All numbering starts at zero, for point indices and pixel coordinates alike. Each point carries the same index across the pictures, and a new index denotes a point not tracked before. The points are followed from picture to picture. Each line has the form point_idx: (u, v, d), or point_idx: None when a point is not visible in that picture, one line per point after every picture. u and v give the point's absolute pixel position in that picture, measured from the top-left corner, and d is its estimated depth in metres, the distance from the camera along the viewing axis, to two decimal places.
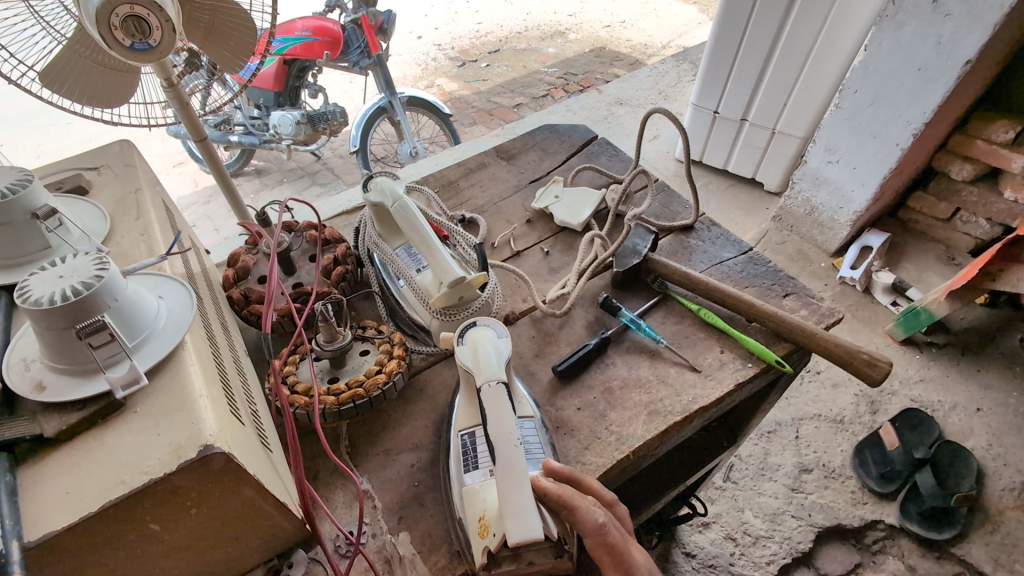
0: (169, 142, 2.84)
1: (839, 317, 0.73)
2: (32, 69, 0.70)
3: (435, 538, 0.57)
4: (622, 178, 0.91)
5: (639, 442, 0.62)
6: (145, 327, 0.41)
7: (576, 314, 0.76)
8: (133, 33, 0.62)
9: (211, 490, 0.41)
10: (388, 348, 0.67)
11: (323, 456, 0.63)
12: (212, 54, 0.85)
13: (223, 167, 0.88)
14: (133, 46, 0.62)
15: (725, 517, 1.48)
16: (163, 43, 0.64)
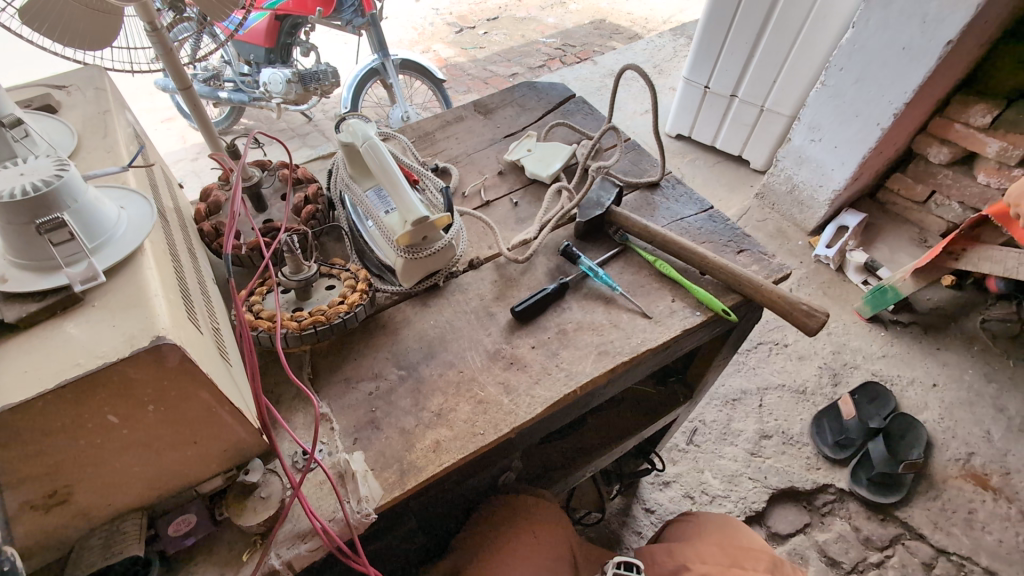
0: (156, 95, 2.79)
1: (787, 272, 0.76)
2: (10, 6, 0.69)
3: (388, 457, 0.61)
4: (593, 135, 0.93)
5: (586, 378, 0.66)
6: (104, 230, 0.43)
7: (538, 260, 0.79)
8: None
9: (166, 387, 0.44)
10: (352, 283, 0.69)
11: (286, 382, 0.66)
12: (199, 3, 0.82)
13: (210, 121, 0.88)
14: None
15: (685, 477, 1.54)
16: None
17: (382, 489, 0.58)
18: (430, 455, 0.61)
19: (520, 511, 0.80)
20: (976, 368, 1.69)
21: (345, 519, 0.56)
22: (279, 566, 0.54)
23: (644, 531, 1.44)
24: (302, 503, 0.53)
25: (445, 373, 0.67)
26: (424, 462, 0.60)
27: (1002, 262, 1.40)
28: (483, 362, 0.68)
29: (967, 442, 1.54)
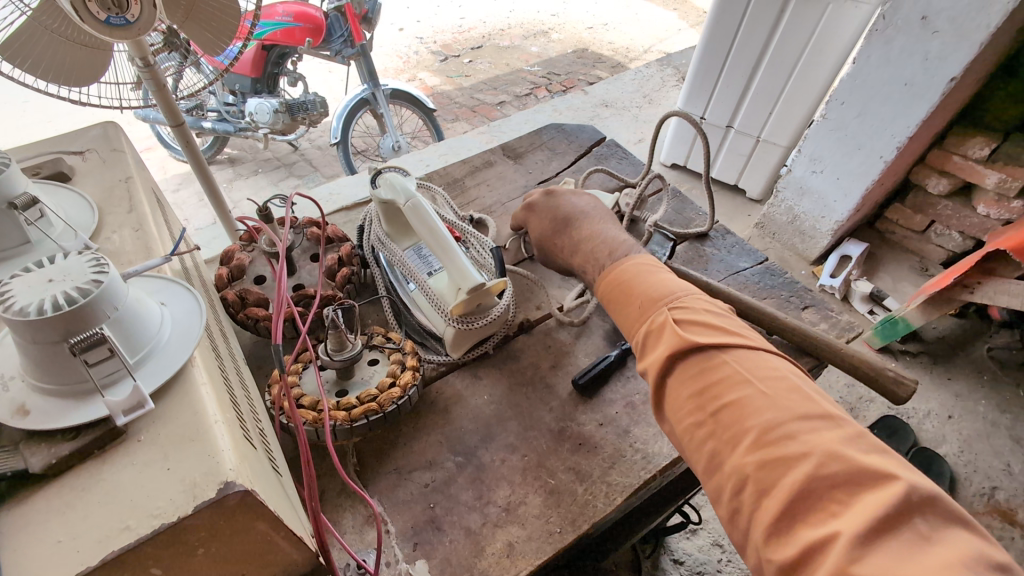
0: (135, 126, 2.67)
1: (858, 331, 0.72)
2: None
3: (455, 566, 0.53)
4: (635, 183, 0.89)
5: (665, 461, 0.60)
6: (147, 338, 0.36)
7: (593, 322, 0.74)
8: (109, 7, 0.53)
9: (222, 527, 0.36)
10: (400, 359, 0.62)
11: (329, 475, 0.59)
12: (190, 34, 0.72)
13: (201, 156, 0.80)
14: (109, 20, 0.54)
15: (712, 523, 1.47)
16: (142, 19, 0.56)
17: None
18: (503, 561, 0.53)
19: None
20: (988, 398, 1.69)
21: None
22: None
23: None
24: None
25: (508, 459, 0.60)
26: (498, 571, 0.52)
27: (1018, 295, 1.40)
28: (548, 444, 0.61)
29: (989, 476, 1.52)
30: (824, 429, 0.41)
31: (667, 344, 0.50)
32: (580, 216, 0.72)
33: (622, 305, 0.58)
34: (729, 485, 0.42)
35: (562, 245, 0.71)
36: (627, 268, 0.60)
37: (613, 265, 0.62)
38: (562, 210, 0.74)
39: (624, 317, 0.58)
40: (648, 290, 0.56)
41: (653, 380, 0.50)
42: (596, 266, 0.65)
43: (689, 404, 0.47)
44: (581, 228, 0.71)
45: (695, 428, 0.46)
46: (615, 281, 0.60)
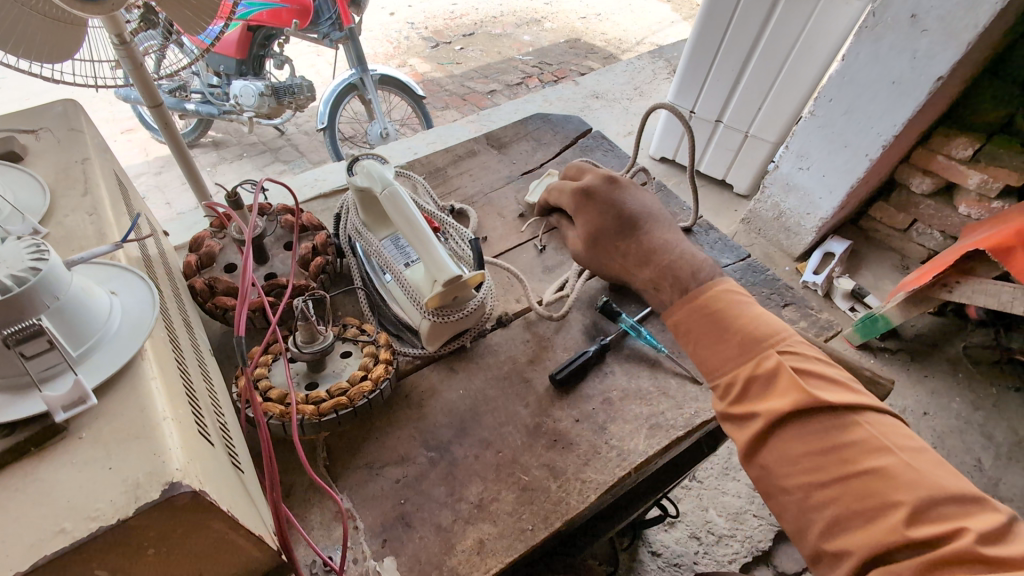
0: (114, 105, 2.60)
1: (837, 330, 0.72)
2: None
3: (424, 563, 0.52)
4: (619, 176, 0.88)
5: (641, 459, 0.59)
6: (94, 329, 0.34)
7: (573, 316, 0.73)
8: None
9: (174, 527, 0.35)
10: (373, 352, 0.61)
11: (298, 469, 0.57)
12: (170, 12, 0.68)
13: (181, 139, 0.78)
14: None
15: (690, 515, 1.48)
16: None
17: None
18: (473, 559, 0.52)
19: None
20: (963, 395, 1.72)
21: None
22: None
23: None
24: None
25: (482, 455, 0.59)
26: (468, 569, 0.51)
27: (996, 295, 1.41)
28: (523, 441, 0.60)
29: (961, 472, 1.55)
30: (974, 512, 0.40)
31: (787, 396, 0.48)
32: (644, 219, 0.69)
33: (716, 339, 0.55)
34: (855, 553, 0.41)
35: (625, 246, 0.68)
36: (725, 297, 0.57)
37: (706, 288, 0.59)
38: (622, 206, 0.69)
39: (719, 350, 0.55)
40: (752, 327, 0.54)
41: (761, 427, 0.48)
42: (675, 284, 0.62)
43: (808, 459, 0.46)
44: (647, 234, 0.68)
45: (816, 487, 0.45)
46: (713, 311, 0.56)
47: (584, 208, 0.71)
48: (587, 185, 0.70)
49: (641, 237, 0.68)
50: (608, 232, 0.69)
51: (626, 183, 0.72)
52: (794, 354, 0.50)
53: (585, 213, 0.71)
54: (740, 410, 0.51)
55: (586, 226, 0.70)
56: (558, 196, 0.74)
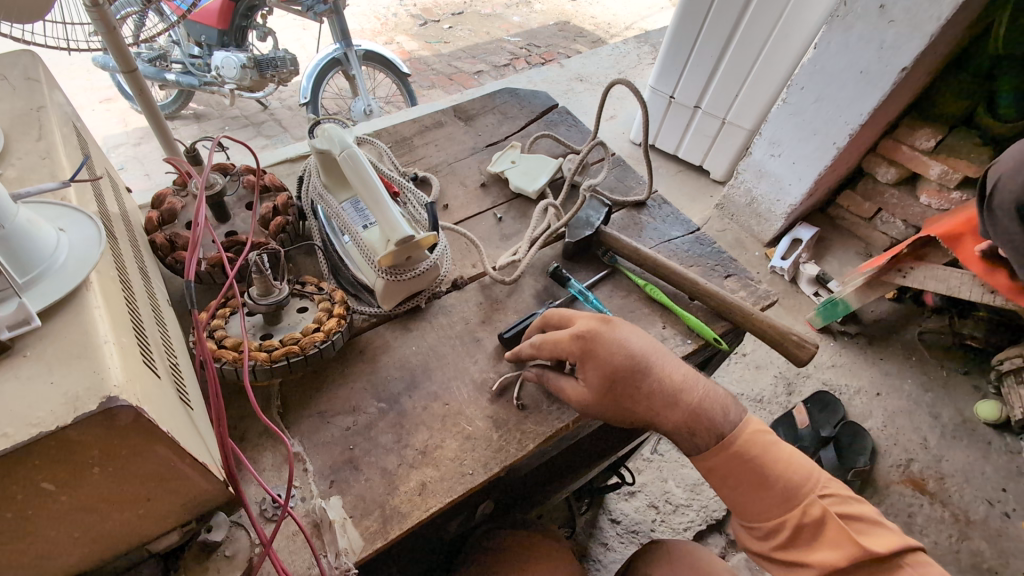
0: (91, 73, 2.54)
1: (774, 299, 0.76)
2: None
3: (369, 502, 0.55)
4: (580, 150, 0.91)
5: (579, 412, 0.63)
6: (40, 259, 0.36)
7: (526, 282, 0.76)
8: None
9: (116, 447, 0.37)
10: (327, 307, 0.63)
11: (252, 416, 0.60)
12: None
13: (157, 108, 0.79)
14: None
15: (650, 486, 1.55)
16: None
17: (363, 539, 0.53)
18: (415, 498, 0.56)
19: (529, 540, 0.78)
20: (915, 378, 1.80)
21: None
22: None
23: (609, 542, 1.44)
24: (274, 562, 0.48)
25: (430, 406, 0.63)
26: (409, 507, 0.55)
27: (946, 281, 1.47)
28: (470, 394, 0.64)
29: (907, 449, 1.63)
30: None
31: (840, 552, 0.54)
32: (653, 357, 0.61)
33: (760, 492, 0.58)
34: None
35: (647, 394, 0.60)
36: (762, 444, 0.59)
37: (740, 440, 0.59)
38: (640, 352, 0.60)
39: (761, 504, 0.58)
40: (791, 473, 0.58)
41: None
42: (709, 430, 0.60)
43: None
44: (659, 375, 0.60)
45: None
46: (747, 462, 0.58)
47: (596, 364, 0.59)
48: (588, 336, 0.60)
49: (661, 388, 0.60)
50: (629, 390, 0.60)
51: (618, 322, 0.62)
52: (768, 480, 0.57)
53: (599, 374, 0.59)
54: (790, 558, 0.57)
55: (597, 377, 0.59)
56: (553, 347, 0.62)
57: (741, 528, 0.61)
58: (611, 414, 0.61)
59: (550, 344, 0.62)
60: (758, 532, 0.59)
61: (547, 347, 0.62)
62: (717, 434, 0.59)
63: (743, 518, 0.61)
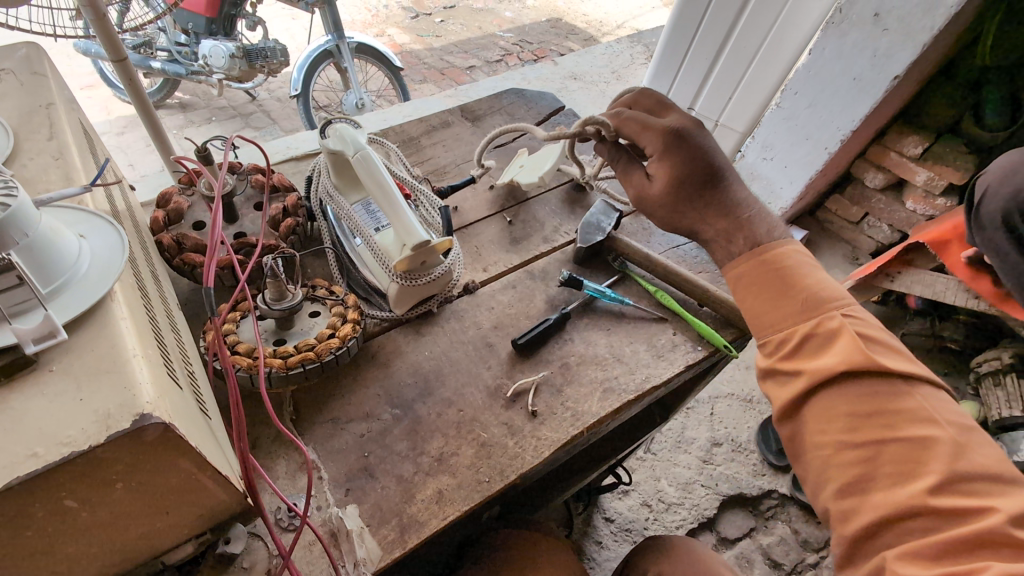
0: (74, 59, 2.46)
1: None
2: None
3: (386, 511, 0.55)
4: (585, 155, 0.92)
5: (594, 419, 0.63)
6: (63, 269, 0.35)
7: (537, 287, 0.75)
8: None
9: (142, 462, 0.36)
10: (341, 312, 0.62)
11: (264, 423, 0.59)
12: None
13: (146, 95, 0.76)
14: None
15: (644, 485, 1.56)
16: None
17: (381, 549, 0.52)
18: (432, 507, 0.55)
19: (534, 544, 0.77)
20: None
21: None
22: None
23: (603, 540, 1.45)
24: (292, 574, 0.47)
25: (445, 413, 0.62)
26: (427, 516, 0.55)
27: (932, 285, 1.50)
28: (484, 400, 0.63)
29: None
30: (1000, 490, 0.45)
31: (845, 356, 0.52)
32: (726, 174, 0.65)
33: (777, 295, 0.58)
34: (874, 512, 0.47)
35: (702, 201, 0.64)
36: (792, 260, 0.59)
37: (772, 250, 0.61)
38: (707, 162, 0.64)
39: (775, 308, 0.58)
40: (818, 289, 0.57)
41: (808, 385, 0.52)
42: (748, 239, 0.62)
43: (851, 421, 0.50)
44: (727, 189, 0.65)
45: (848, 446, 0.49)
46: (779, 267, 0.59)
47: (669, 150, 0.64)
48: (670, 125, 0.64)
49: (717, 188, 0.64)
50: (692, 183, 0.64)
51: (704, 124, 0.67)
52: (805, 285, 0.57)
53: (670, 158, 0.64)
54: (788, 367, 0.55)
55: (675, 170, 0.63)
56: (638, 127, 0.66)
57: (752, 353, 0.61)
58: (666, 215, 0.67)
59: (632, 129, 0.67)
60: (767, 350, 0.58)
61: (627, 125, 0.67)
62: (754, 241, 0.62)
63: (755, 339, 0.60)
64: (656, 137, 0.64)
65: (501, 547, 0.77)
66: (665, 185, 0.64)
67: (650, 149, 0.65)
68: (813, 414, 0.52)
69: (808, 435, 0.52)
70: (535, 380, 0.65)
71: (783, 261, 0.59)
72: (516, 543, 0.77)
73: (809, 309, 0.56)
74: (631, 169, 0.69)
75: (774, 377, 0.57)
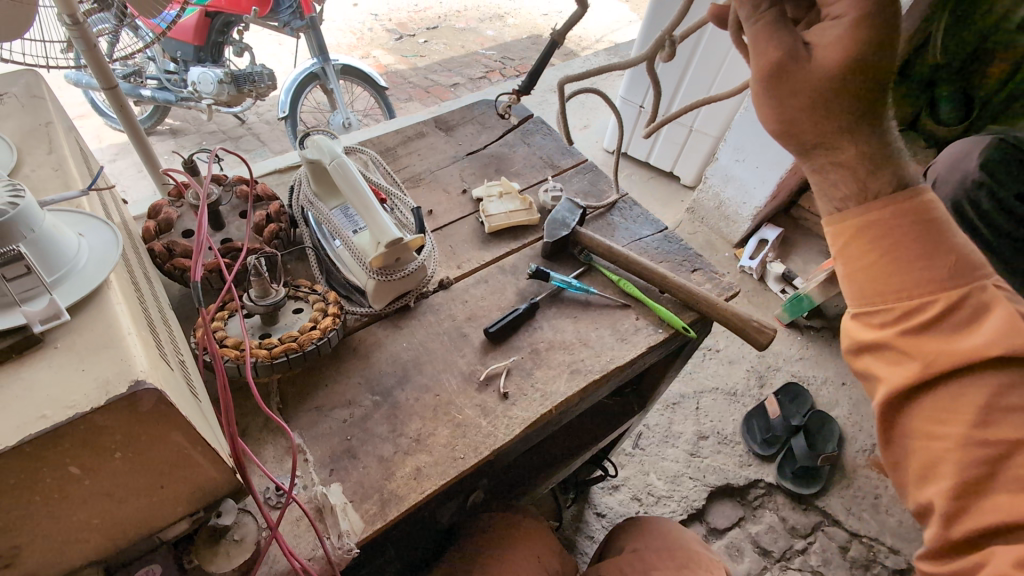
0: (67, 91, 2.53)
1: (737, 290, 0.82)
2: None
3: (367, 487, 0.59)
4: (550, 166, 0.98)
5: (562, 397, 0.67)
6: (65, 261, 0.40)
7: (509, 280, 0.80)
8: None
9: (138, 432, 0.41)
10: (322, 307, 0.67)
11: (252, 412, 0.63)
12: None
13: (138, 121, 0.81)
14: None
15: (633, 480, 1.60)
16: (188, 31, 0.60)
17: (363, 522, 0.56)
18: (410, 482, 0.59)
19: (518, 525, 0.81)
20: None
21: (326, 557, 0.54)
22: None
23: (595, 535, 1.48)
24: (281, 544, 0.51)
25: (422, 398, 0.66)
26: (406, 490, 0.59)
27: None
28: (459, 385, 0.68)
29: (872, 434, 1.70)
30: None
31: (1000, 338, 0.45)
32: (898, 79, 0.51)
33: (914, 260, 0.51)
34: (994, 515, 0.42)
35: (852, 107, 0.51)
36: (939, 219, 0.51)
37: (914, 203, 0.52)
38: (899, 55, 0.49)
39: (908, 273, 0.51)
40: (966, 257, 0.50)
41: (939, 370, 0.47)
42: (884, 185, 0.53)
43: (985, 414, 0.45)
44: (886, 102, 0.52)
45: (976, 442, 0.44)
46: (923, 228, 0.51)
47: (873, 19, 0.47)
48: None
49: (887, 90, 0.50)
50: (873, 73, 0.48)
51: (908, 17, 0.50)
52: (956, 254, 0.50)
53: (867, 29, 0.47)
54: (914, 344, 0.49)
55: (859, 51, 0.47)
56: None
57: (861, 315, 0.54)
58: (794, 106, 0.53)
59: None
60: (887, 318, 0.52)
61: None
62: (887, 191, 0.53)
63: (866, 304, 0.54)
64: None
65: (485, 529, 0.81)
66: (838, 64, 0.48)
67: (843, 10, 0.48)
68: (941, 398, 0.47)
69: (920, 423, 0.49)
70: (506, 364, 0.70)
71: (926, 217, 0.51)
72: (499, 524, 0.81)
73: (953, 277, 0.49)
74: (783, 30, 0.51)
75: (887, 349, 0.51)
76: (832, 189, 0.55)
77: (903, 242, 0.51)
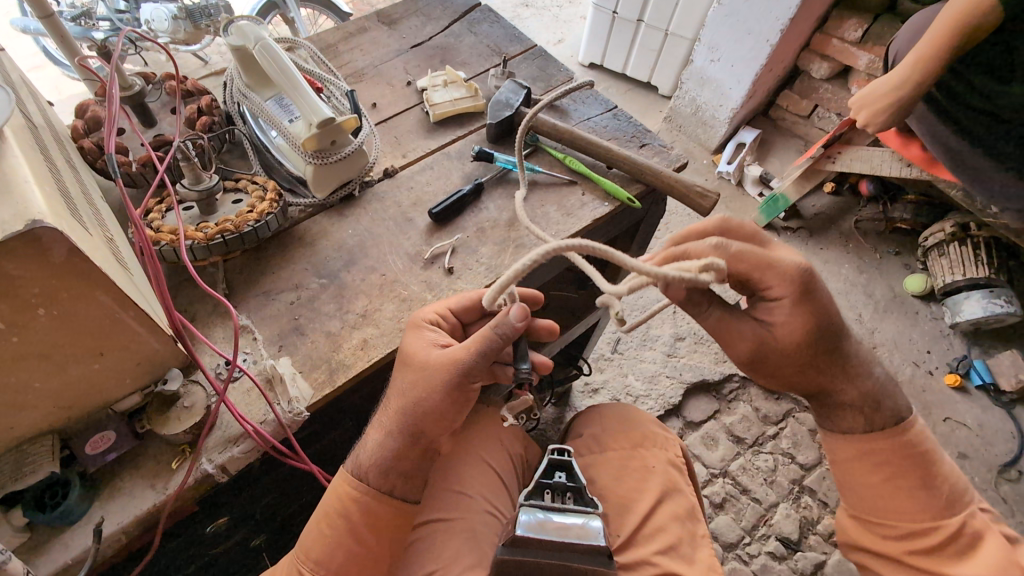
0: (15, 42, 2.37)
1: (684, 161, 0.82)
2: None
3: (316, 359, 0.61)
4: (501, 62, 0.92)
5: (506, 270, 0.69)
6: None
7: (456, 166, 0.79)
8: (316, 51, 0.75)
9: (57, 288, 0.42)
10: (260, 194, 0.67)
11: (200, 300, 0.64)
12: None
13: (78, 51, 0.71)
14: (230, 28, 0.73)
15: (612, 382, 1.65)
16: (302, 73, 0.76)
17: (312, 389, 0.58)
18: (358, 352, 0.61)
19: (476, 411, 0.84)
20: (852, 262, 1.76)
21: (278, 420, 0.56)
22: (212, 470, 0.53)
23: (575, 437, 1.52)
24: (229, 406, 0.53)
25: (368, 278, 0.67)
26: (353, 359, 0.61)
27: (870, 160, 1.53)
28: (405, 265, 0.69)
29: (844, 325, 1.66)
30: None
31: (987, 563, 0.58)
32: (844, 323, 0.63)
33: (912, 489, 0.63)
34: None
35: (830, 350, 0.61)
36: (923, 447, 0.64)
37: (902, 434, 0.64)
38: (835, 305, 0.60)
39: (909, 499, 0.63)
40: (945, 480, 0.63)
41: None
42: (879, 415, 0.65)
43: None
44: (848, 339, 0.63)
45: None
46: (912, 457, 0.63)
47: (806, 297, 0.58)
48: (800, 265, 0.58)
49: (836, 333, 0.61)
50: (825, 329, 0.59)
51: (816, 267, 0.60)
52: (937, 479, 0.63)
53: (806, 305, 0.58)
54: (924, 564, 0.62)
55: (809, 322, 0.59)
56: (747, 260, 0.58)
57: (866, 522, 0.67)
58: (792, 367, 0.62)
59: (758, 270, 0.58)
60: (890, 531, 0.65)
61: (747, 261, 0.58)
62: (884, 424, 0.65)
63: (867, 515, 0.66)
64: (789, 281, 0.57)
65: None
66: (799, 335, 0.59)
67: (782, 291, 0.58)
68: None
69: None
70: (451, 243, 0.70)
71: (909, 440, 0.64)
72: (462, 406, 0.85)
73: (940, 491, 0.63)
74: (737, 321, 0.61)
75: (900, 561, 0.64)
76: (844, 421, 0.66)
77: (898, 473, 0.64)
